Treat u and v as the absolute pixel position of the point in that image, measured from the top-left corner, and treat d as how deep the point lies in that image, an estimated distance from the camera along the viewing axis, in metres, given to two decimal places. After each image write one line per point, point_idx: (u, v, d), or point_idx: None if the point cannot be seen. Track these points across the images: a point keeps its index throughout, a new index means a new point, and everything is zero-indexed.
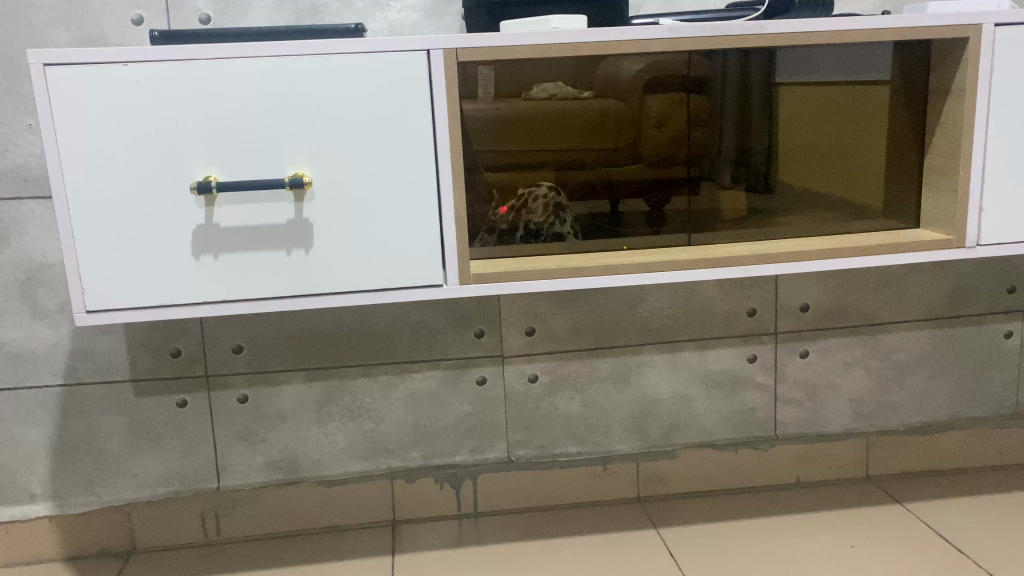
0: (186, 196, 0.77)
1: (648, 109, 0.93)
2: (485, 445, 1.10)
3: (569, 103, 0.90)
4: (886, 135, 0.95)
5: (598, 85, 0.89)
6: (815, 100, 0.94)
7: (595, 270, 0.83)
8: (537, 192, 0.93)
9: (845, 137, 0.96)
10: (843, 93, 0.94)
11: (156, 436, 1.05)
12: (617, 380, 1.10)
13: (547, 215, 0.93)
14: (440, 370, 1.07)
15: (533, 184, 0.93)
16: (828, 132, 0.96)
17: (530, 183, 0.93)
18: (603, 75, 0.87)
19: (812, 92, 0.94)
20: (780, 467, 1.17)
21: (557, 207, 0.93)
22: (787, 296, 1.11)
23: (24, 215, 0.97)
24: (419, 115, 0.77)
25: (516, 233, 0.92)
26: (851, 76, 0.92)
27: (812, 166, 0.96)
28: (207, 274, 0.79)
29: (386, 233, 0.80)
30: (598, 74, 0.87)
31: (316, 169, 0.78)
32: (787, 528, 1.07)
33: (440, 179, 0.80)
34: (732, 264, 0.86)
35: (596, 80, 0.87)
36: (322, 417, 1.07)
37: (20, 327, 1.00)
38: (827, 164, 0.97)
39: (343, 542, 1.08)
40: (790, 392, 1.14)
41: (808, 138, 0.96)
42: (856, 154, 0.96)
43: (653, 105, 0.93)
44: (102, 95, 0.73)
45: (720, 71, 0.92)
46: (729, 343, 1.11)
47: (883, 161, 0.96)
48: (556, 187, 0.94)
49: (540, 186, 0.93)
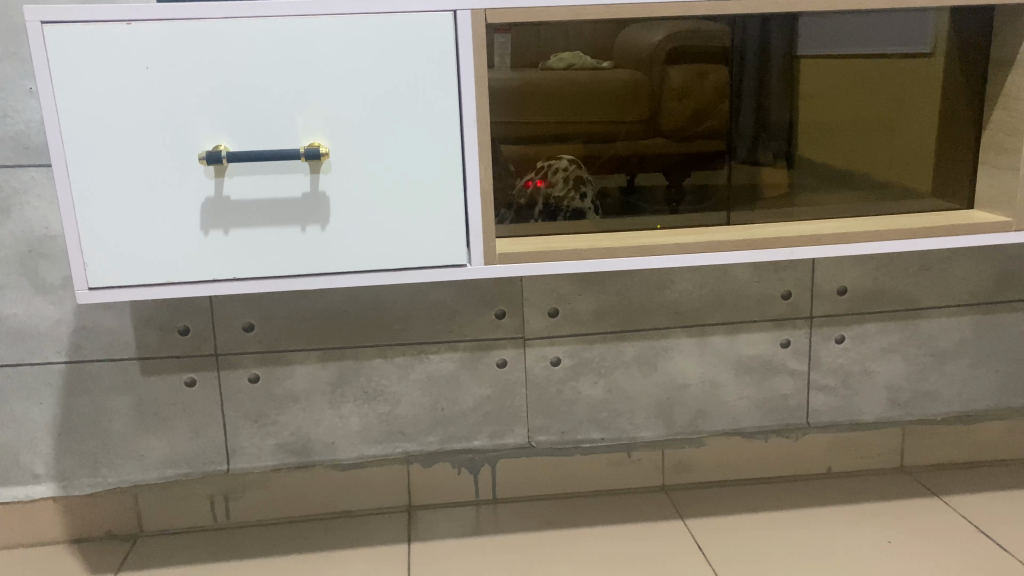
0: (193, 166, 0.72)
1: (670, 79, 0.87)
2: (505, 430, 1.05)
3: (589, 73, 0.84)
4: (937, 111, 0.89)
5: (624, 54, 0.83)
6: (850, 71, 0.88)
7: (629, 251, 0.78)
8: (558, 164, 0.86)
9: (886, 112, 0.89)
10: (882, 64, 0.87)
11: (165, 417, 1.01)
12: (644, 364, 1.05)
13: (568, 189, 0.88)
14: (458, 352, 1.03)
15: (554, 157, 0.87)
16: (874, 106, 0.89)
17: (551, 155, 0.86)
18: (623, 47, 0.83)
19: (848, 63, 0.87)
20: (811, 456, 1.12)
21: (578, 180, 0.88)
22: (824, 278, 1.05)
23: (25, 185, 0.92)
24: (444, 83, 0.72)
25: (534, 208, 0.87)
26: (902, 45, 0.86)
27: (857, 143, 0.90)
28: (216, 250, 0.74)
29: (407, 209, 0.75)
30: (617, 46, 0.82)
31: (333, 139, 0.72)
32: (820, 521, 1.03)
33: (466, 152, 0.74)
34: (776, 246, 0.80)
35: (614, 50, 0.82)
36: (336, 398, 1.03)
37: (22, 302, 0.95)
38: (873, 141, 0.90)
39: (358, 529, 1.04)
40: (823, 378, 1.09)
41: (844, 114, 0.89)
42: (903, 132, 0.90)
43: (677, 76, 0.87)
44: (104, 53, 0.68)
45: (754, 39, 0.86)
46: (761, 327, 1.06)
47: (934, 138, 0.90)
48: (579, 161, 0.87)
49: (560, 159, 0.87)
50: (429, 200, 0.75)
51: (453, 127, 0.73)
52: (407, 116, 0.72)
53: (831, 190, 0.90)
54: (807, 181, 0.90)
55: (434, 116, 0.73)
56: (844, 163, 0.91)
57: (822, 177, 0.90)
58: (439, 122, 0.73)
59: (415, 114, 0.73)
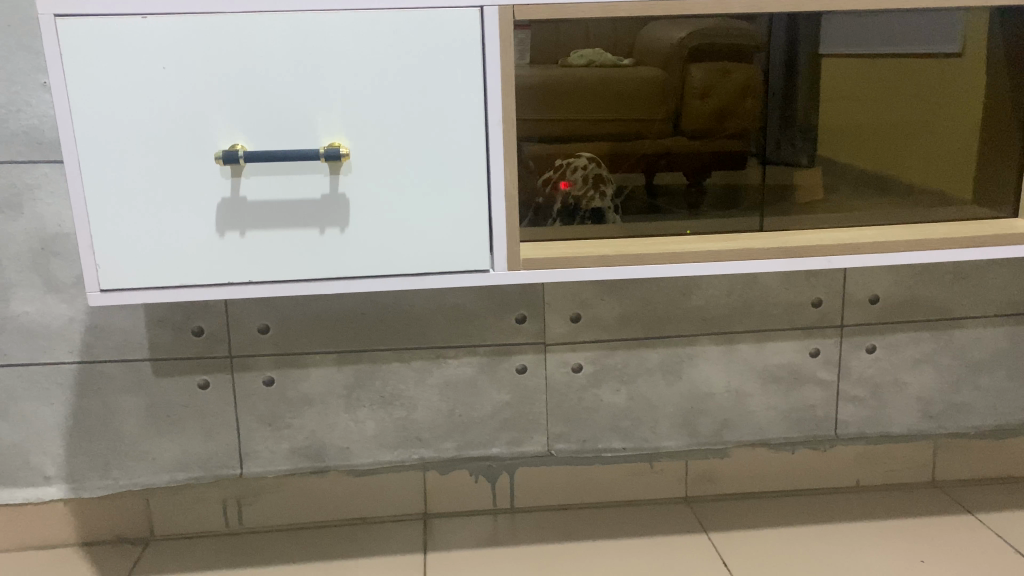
0: (209, 166, 0.69)
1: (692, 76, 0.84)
2: (524, 437, 1.03)
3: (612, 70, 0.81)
4: (976, 117, 0.86)
5: (646, 51, 0.80)
6: (883, 71, 0.85)
7: (659, 258, 0.75)
8: (576, 163, 0.83)
9: (917, 112, 0.87)
10: (916, 65, 0.85)
11: (177, 419, 0.99)
12: (668, 373, 1.02)
13: (586, 189, 0.84)
14: (477, 357, 1.00)
15: (572, 155, 0.83)
16: (910, 110, 0.87)
17: (569, 153, 0.83)
18: (644, 45, 0.80)
19: (883, 64, 0.84)
20: (839, 469, 1.09)
21: (597, 180, 0.84)
22: (855, 286, 1.02)
23: (37, 181, 0.90)
24: (469, 83, 0.69)
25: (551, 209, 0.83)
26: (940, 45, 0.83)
27: (891, 146, 0.88)
28: (232, 252, 0.72)
29: (429, 213, 0.72)
30: (638, 44, 0.79)
31: (353, 139, 0.70)
32: (849, 538, 0.99)
33: (490, 153, 0.72)
34: (811, 255, 0.77)
35: (635, 49, 0.79)
36: (351, 402, 1.00)
37: (34, 301, 0.94)
38: (908, 145, 0.88)
39: (373, 537, 1.02)
40: (852, 389, 1.05)
41: (873, 114, 0.87)
42: (939, 136, 0.88)
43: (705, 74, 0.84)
44: (117, 46, 0.66)
45: (785, 34, 0.82)
46: (790, 335, 1.03)
47: (973, 142, 0.87)
48: (598, 158, 0.84)
49: (579, 157, 0.84)
50: (452, 203, 0.72)
51: (477, 128, 0.71)
52: (430, 116, 0.70)
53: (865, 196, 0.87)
54: (840, 188, 0.87)
55: (458, 117, 0.70)
56: (873, 165, 0.88)
57: (855, 183, 0.88)
58: (464, 123, 0.70)
59: (438, 114, 0.70)
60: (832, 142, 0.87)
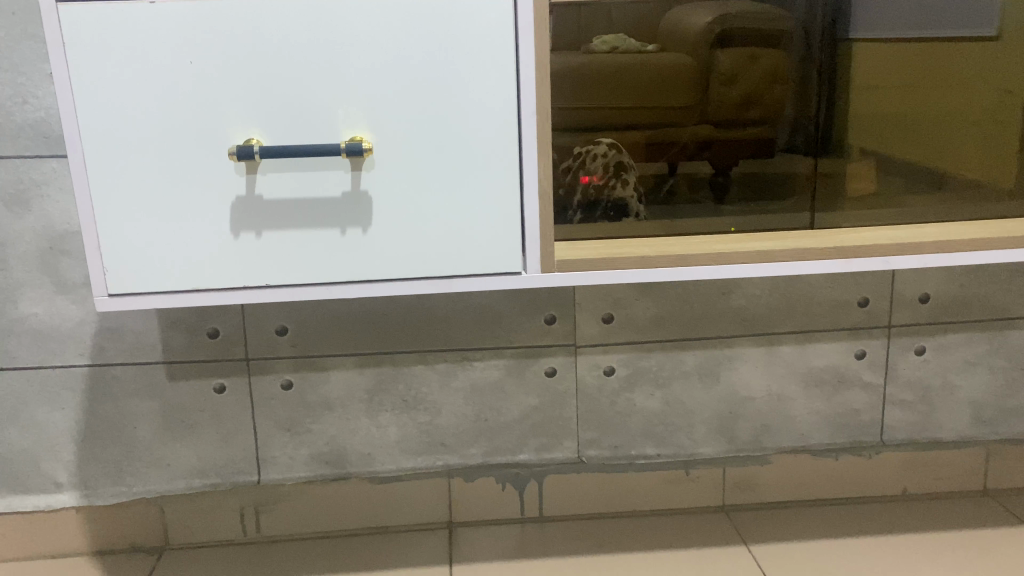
0: (222, 161, 0.65)
1: (718, 63, 0.80)
2: (553, 443, 0.98)
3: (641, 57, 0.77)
4: (1017, 101, 0.82)
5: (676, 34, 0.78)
6: (918, 57, 0.82)
7: (703, 259, 0.70)
8: (595, 150, 0.78)
9: (961, 101, 0.82)
10: (950, 50, 0.82)
11: (193, 424, 0.95)
12: (705, 376, 0.97)
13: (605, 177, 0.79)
14: (504, 360, 0.95)
15: (591, 141, 0.78)
16: (949, 97, 0.82)
17: (589, 139, 0.77)
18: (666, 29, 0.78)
19: (914, 49, 0.82)
20: (885, 476, 1.03)
21: (617, 168, 0.80)
22: (904, 284, 0.96)
23: (45, 176, 0.86)
24: (501, 70, 0.64)
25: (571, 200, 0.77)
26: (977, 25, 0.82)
27: (933, 137, 0.82)
28: (247, 254, 0.67)
29: (457, 210, 0.67)
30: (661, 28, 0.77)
31: (377, 133, 0.65)
32: (897, 551, 0.94)
33: (522, 146, 0.66)
34: (868, 255, 0.71)
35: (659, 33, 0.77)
36: (373, 407, 0.96)
37: (43, 302, 0.90)
38: (951, 135, 0.82)
39: (396, 548, 0.98)
40: (900, 393, 1.00)
41: (916, 104, 0.82)
42: (982, 124, 0.83)
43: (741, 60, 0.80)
44: (123, 32, 0.61)
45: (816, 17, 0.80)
46: (834, 336, 0.98)
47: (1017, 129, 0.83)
48: (617, 145, 0.79)
49: (597, 143, 0.78)
50: (482, 199, 0.67)
51: (509, 118, 0.66)
52: (459, 105, 0.65)
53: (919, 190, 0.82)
54: (895, 181, 0.81)
55: (489, 107, 0.65)
56: (919, 158, 0.82)
57: (911, 177, 0.82)
58: (494, 114, 0.65)
59: (468, 104, 0.65)
60: (872, 134, 0.82)
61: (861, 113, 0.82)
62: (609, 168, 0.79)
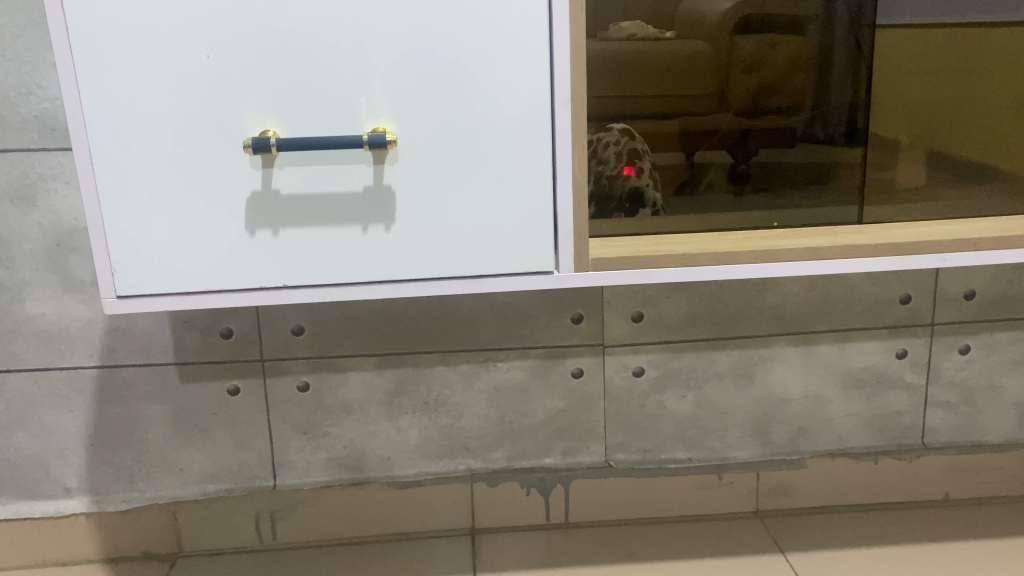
0: (237, 155, 0.61)
1: (739, 50, 0.76)
2: (580, 447, 0.94)
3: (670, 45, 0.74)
4: None
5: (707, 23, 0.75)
6: (942, 42, 0.78)
7: (748, 257, 0.66)
8: (605, 137, 0.74)
9: (983, 87, 0.79)
10: (973, 34, 0.78)
11: (206, 427, 0.91)
12: (739, 377, 0.94)
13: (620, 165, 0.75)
14: (529, 360, 0.92)
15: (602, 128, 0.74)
16: (986, 84, 0.79)
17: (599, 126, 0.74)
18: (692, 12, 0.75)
19: (939, 32, 0.78)
20: (927, 481, 0.98)
21: (631, 154, 0.75)
22: (948, 281, 0.92)
23: (52, 171, 0.83)
24: (533, 55, 0.60)
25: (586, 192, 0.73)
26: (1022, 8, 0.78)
27: (970, 126, 0.80)
28: (263, 253, 0.63)
29: (486, 205, 0.63)
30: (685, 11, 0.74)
31: (402, 124, 0.61)
32: (942, 560, 0.90)
33: (556, 137, 0.62)
34: (924, 252, 0.67)
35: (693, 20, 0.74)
36: (393, 409, 0.92)
37: (51, 302, 0.86)
38: (987, 124, 0.80)
39: (416, 556, 0.93)
40: (943, 394, 0.96)
41: (940, 90, 0.79)
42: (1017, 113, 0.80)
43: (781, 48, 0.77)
44: (132, 17, 0.57)
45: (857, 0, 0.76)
46: (874, 335, 0.93)
47: None
48: (629, 130, 0.75)
49: (608, 130, 0.74)
50: (513, 194, 0.63)
51: (542, 107, 0.61)
52: (489, 94, 0.61)
53: (962, 184, 0.79)
54: (930, 174, 0.79)
55: (520, 95, 0.61)
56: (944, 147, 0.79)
57: (946, 172, 0.79)
58: (526, 102, 0.61)
59: (498, 92, 0.61)
60: (898, 123, 0.79)
61: (903, 102, 0.78)
62: (624, 155, 0.75)
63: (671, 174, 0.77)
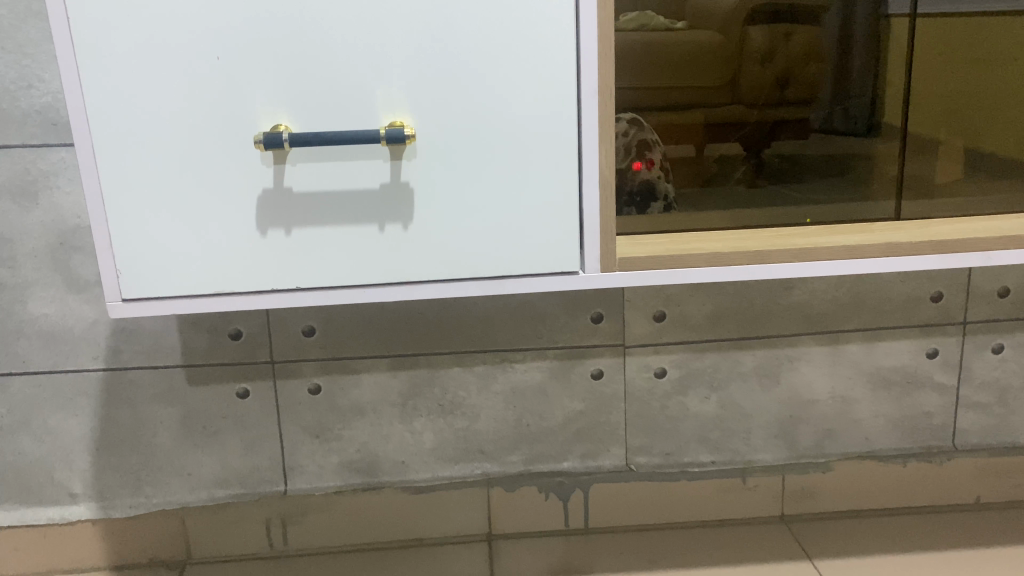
0: (247, 151, 0.58)
1: (751, 41, 0.73)
2: (599, 450, 0.91)
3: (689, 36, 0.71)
4: None
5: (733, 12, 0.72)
6: (972, 30, 0.74)
7: (784, 255, 0.62)
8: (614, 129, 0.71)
9: (1007, 77, 0.76)
10: (1000, 22, 0.75)
11: (215, 430, 0.89)
12: (764, 378, 0.91)
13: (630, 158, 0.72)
14: (547, 361, 0.89)
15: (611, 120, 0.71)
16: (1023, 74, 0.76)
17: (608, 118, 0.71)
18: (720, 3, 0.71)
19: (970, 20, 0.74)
20: (957, 484, 0.95)
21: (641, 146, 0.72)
22: (982, 278, 0.89)
23: (54, 167, 0.80)
24: (559, 45, 0.57)
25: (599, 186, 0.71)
26: None
27: (1003, 118, 0.77)
28: (275, 254, 0.60)
29: (509, 203, 0.60)
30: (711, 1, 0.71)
31: (420, 118, 0.58)
32: (976, 566, 0.87)
33: (582, 131, 0.59)
34: (968, 249, 0.64)
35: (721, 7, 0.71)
36: (407, 412, 0.89)
37: (54, 302, 0.84)
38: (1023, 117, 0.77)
39: (432, 563, 0.91)
40: (975, 394, 0.92)
41: (966, 81, 0.75)
42: None
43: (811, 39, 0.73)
44: (137, 5, 0.54)
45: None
46: (904, 334, 0.90)
47: None
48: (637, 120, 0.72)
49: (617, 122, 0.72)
50: (537, 191, 0.60)
51: (568, 99, 0.58)
52: (512, 85, 0.57)
53: (1000, 180, 0.75)
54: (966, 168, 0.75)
55: (545, 87, 0.58)
56: (968, 140, 0.76)
57: (981, 167, 0.76)
58: (550, 94, 0.58)
59: (522, 84, 0.57)
60: (932, 114, 0.75)
61: (937, 92, 0.75)
62: (633, 148, 0.72)
63: (696, 169, 0.74)
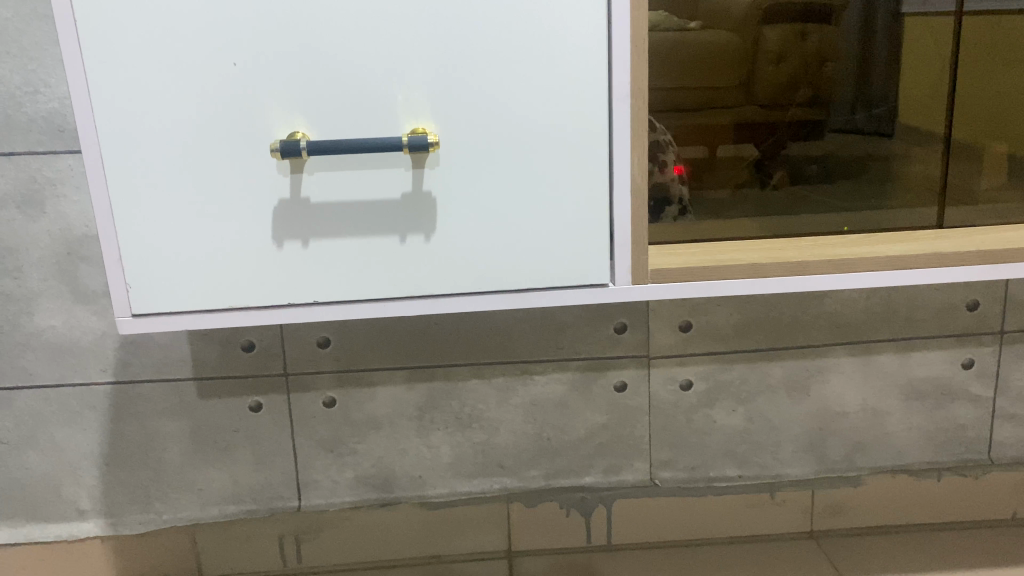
0: (262, 160, 0.55)
1: (766, 43, 0.69)
2: (622, 465, 0.88)
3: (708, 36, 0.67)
4: None
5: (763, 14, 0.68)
6: (1011, 29, 0.73)
7: (824, 266, 0.59)
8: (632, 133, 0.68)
9: None
10: None
11: (226, 445, 0.86)
12: (793, 390, 0.88)
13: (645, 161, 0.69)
14: (569, 373, 0.86)
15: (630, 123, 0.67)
16: None
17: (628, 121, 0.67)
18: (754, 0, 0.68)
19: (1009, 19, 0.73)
20: (993, 498, 0.92)
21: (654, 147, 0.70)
22: (1020, 286, 0.86)
23: (61, 174, 0.77)
24: (589, 46, 0.54)
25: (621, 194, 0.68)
26: None
27: None
28: (291, 267, 0.57)
29: (536, 212, 0.57)
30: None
31: (443, 124, 0.55)
32: None
33: (613, 136, 0.56)
34: (1017, 259, 0.61)
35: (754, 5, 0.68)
36: (424, 426, 0.86)
37: (61, 314, 0.81)
38: None
39: None
40: (1012, 406, 0.89)
41: (987, 87, 0.73)
42: None
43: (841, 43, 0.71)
44: (147, 7, 0.51)
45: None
46: (939, 345, 0.87)
47: None
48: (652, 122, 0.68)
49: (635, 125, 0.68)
50: (565, 199, 0.57)
51: (598, 103, 0.55)
52: (540, 89, 0.55)
53: None
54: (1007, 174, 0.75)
55: (573, 91, 0.55)
56: (1006, 143, 0.75)
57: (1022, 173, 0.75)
58: (579, 98, 0.55)
59: (549, 88, 0.55)
60: (976, 117, 0.74)
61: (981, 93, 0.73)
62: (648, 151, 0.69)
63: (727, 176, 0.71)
